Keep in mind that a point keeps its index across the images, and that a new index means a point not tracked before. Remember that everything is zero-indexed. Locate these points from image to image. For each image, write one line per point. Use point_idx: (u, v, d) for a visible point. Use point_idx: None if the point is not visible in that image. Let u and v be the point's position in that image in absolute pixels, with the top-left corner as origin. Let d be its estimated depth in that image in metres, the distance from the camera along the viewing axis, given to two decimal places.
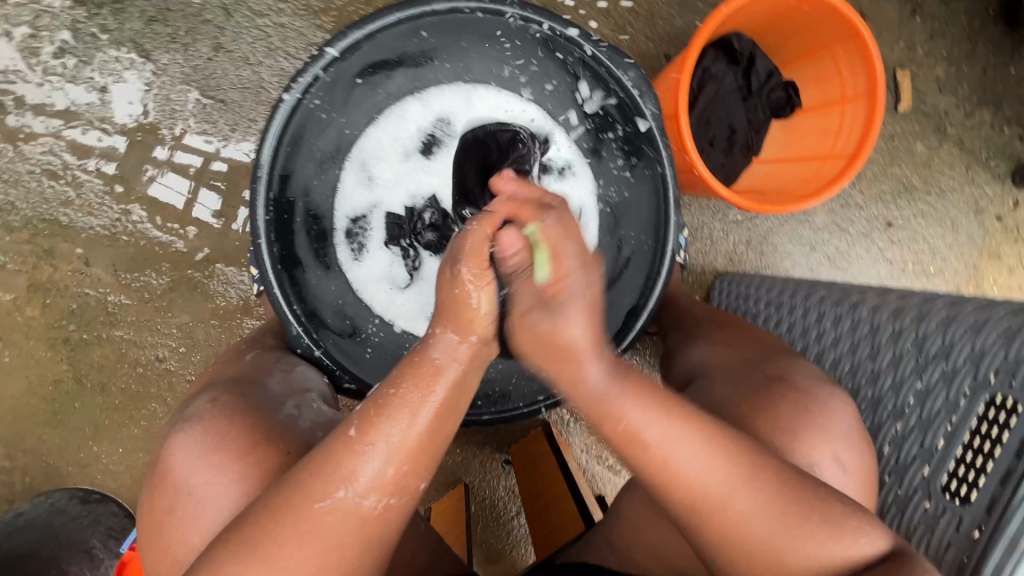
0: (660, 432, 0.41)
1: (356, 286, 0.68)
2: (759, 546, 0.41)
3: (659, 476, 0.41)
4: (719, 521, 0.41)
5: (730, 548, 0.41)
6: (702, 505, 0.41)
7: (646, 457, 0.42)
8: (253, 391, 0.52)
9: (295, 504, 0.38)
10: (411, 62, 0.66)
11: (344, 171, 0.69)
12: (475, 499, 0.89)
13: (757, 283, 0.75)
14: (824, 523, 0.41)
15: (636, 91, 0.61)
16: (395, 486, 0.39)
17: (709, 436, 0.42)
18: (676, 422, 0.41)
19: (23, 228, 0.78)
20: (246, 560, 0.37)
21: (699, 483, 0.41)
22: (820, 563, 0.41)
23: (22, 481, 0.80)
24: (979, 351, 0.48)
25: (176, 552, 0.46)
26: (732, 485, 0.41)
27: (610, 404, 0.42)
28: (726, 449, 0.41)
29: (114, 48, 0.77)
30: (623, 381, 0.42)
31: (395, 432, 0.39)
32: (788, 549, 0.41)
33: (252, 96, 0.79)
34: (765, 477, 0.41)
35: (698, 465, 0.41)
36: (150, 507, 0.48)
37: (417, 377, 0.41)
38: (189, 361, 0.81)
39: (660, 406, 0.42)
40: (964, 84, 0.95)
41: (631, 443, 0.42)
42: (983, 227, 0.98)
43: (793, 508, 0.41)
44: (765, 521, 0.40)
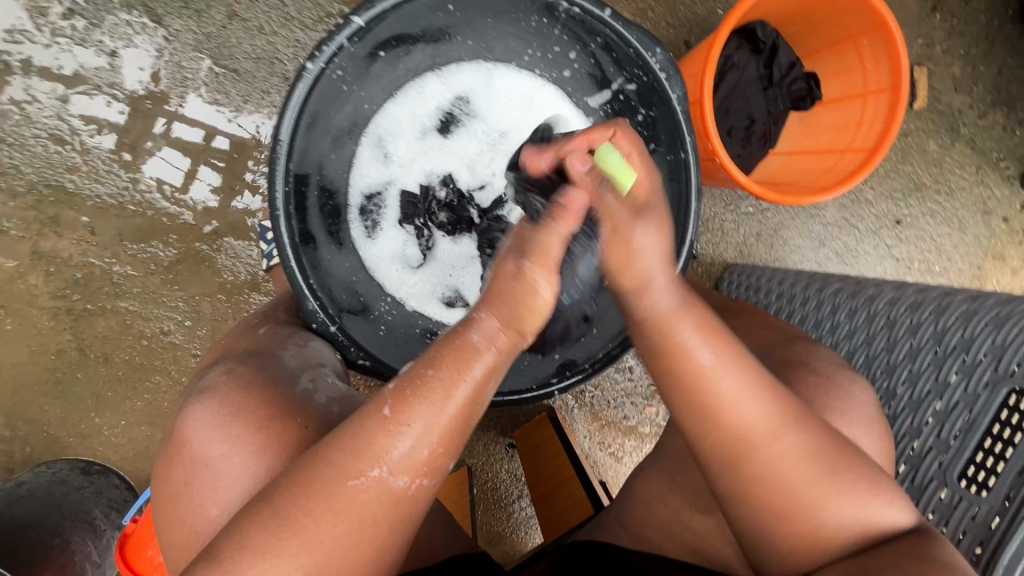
0: (712, 358, 0.42)
1: (368, 264, 0.68)
2: (788, 488, 0.42)
3: (707, 407, 0.42)
4: (757, 459, 0.42)
5: (764, 484, 0.42)
6: (743, 440, 0.41)
7: (695, 383, 0.42)
8: (270, 365, 0.51)
9: (329, 483, 0.38)
10: (432, 37, 0.65)
11: (360, 146, 0.68)
12: (477, 482, 0.90)
13: (769, 275, 0.77)
14: (851, 476, 0.42)
15: (663, 75, 0.60)
16: (428, 466, 0.39)
17: (761, 373, 0.42)
18: (731, 352, 0.42)
19: (28, 194, 0.77)
20: (281, 534, 0.37)
21: (745, 418, 0.41)
22: (851, 518, 0.42)
23: (21, 450, 0.79)
24: (999, 346, 0.49)
25: (191, 523, 0.45)
26: (778, 423, 0.41)
27: (670, 324, 0.42)
28: (776, 391, 0.42)
29: (125, 12, 0.75)
30: (687, 307, 0.43)
31: (429, 414, 0.39)
32: (813, 498, 0.41)
33: (266, 67, 0.77)
34: (807, 423, 0.42)
35: (749, 400, 0.41)
36: (166, 477, 0.47)
37: (458, 359, 0.39)
38: (195, 335, 0.80)
39: (720, 339, 0.42)
40: (979, 84, 0.95)
41: (685, 367, 0.42)
42: (989, 228, 0.99)
43: (827, 456, 0.42)
44: (804, 462, 0.41)
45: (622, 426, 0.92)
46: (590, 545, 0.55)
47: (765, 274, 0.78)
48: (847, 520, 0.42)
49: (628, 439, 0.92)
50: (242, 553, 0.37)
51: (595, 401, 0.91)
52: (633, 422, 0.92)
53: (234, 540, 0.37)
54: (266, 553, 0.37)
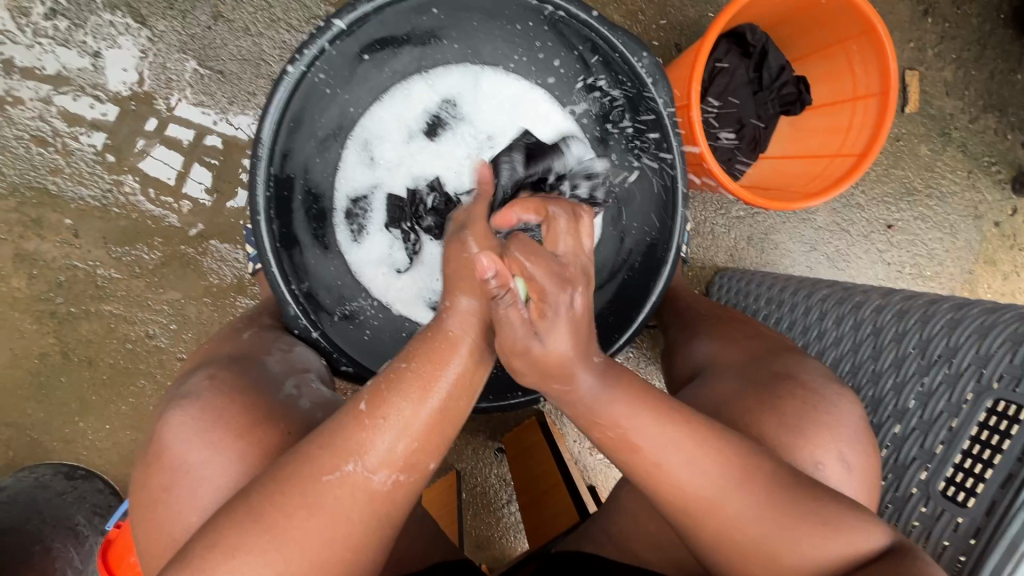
0: (648, 438, 0.41)
1: (354, 268, 0.67)
2: (749, 550, 0.41)
3: (656, 483, 0.42)
4: (715, 528, 0.41)
5: (724, 543, 0.41)
6: (692, 508, 0.41)
7: (638, 459, 0.41)
8: (252, 370, 0.51)
9: (304, 480, 0.37)
10: (418, 40, 0.65)
11: (345, 150, 0.67)
12: (466, 486, 0.89)
13: (759, 279, 0.77)
14: (817, 524, 0.41)
15: (648, 79, 0.60)
16: (406, 462, 0.39)
17: (704, 442, 0.41)
18: (667, 427, 0.41)
19: (10, 196, 0.76)
20: (251, 530, 0.36)
21: (692, 487, 0.41)
22: (823, 560, 0.41)
23: (4, 455, 0.78)
24: (984, 354, 0.49)
25: (169, 530, 0.44)
26: (728, 489, 0.41)
27: (600, 411, 0.41)
28: (723, 458, 0.41)
29: (109, 12, 0.74)
30: (618, 388, 0.41)
31: (405, 410, 0.39)
32: (775, 552, 0.41)
33: (252, 68, 0.77)
34: (757, 484, 0.41)
35: (694, 468, 0.41)
36: (143, 484, 0.47)
37: (433, 351, 0.40)
38: (180, 338, 0.79)
39: (655, 418, 0.41)
40: (970, 89, 0.95)
41: (623, 447, 0.42)
42: (981, 232, 0.98)
43: (784, 512, 0.41)
44: (757, 520, 0.41)
45: None
46: (578, 556, 0.54)
47: (755, 279, 0.77)
48: (816, 566, 0.41)
49: None
50: (210, 555, 0.36)
51: None
52: None
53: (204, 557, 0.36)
54: (236, 551, 0.36)
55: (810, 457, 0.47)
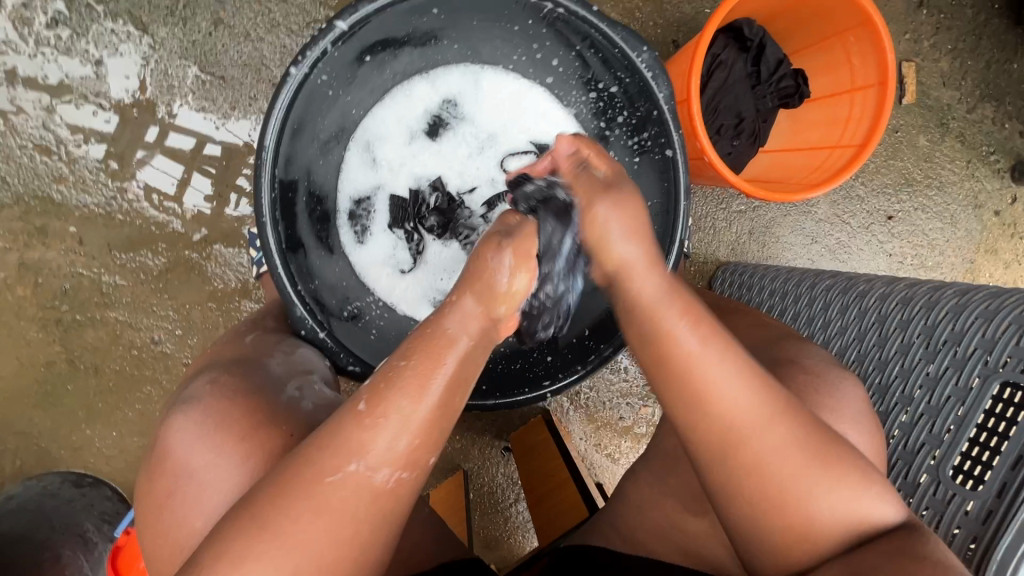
0: (699, 344, 0.42)
1: (358, 269, 0.67)
2: (783, 490, 0.41)
3: (705, 407, 0.41)
4: (755, 471, 0.41)
5: (753, 475, 0.41)
6: (734, 432, 0.41)
7: (683, 371, 0.42)
8: (256, 372, 0.51)
9: (305, 483, 0.37)
10: (419, 40, 0.65)
11: (348, 151, 0.67)
12: (473, 486, 0.89)
13: (761, 272, 0.77)
14: (844, 469, 0.41)
15: (648, 73, 0.60)
16: (407, 460, 0.39)
17: (752, 370, 0.42)
18: (719, 340, 0.42)
19: (14, 205, 0.76)
20: (255, 536, 0.36)
21: (738, 411, 0.41)
22: (839, 514, 0.41)
23: (12, 464, 0.78)
24: (990, 339, 0.49)
25: (174, 535, 0.44)
26: (768, 414, 0.41)
27: (658, 310, 0.43)
28: (769, 389, 0.42)
29: (110, 20, 0.75)
30: (678, 298, 0.43)
31: (405, 406, 0.39)
32: (802, 488, 0.41)
33: (253, 73, 0.77)
34: (797, 419, 0.42)
35: (739, 386, 0.41)
36: (149, 489, 0.47)
37: (429, 351, 0.40)
38: (186, 343, 0.80)
39: (709, 329, 0.42)
40: (967, 79, 0.96)
41: (674, 355, 0.42)
42: (981, 221, 0.99)
43: (818, 454, 0.41)
44: (792, 450, 0.41)
45: (618, 426, 0.91)
46: (585, 550, 0.54)
47: (756, 271, 0.78)
48: (838, 516, 0.41)
49: (624, 440, 0.91)
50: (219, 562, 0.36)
51: (590, 403, 0.90)
52: (629, 423, 0.91)
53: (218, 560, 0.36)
54: (243, 561, 0.36)
55: None
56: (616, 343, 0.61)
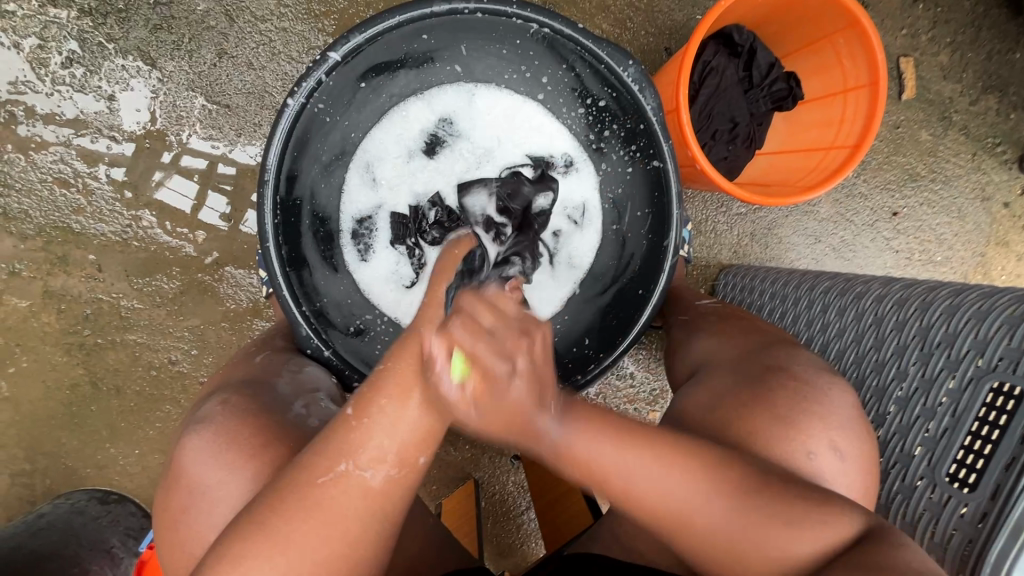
0: (608, 448, 0.42)
1: (363, 286, 0.69)
2: (717, 541, 0.42)
3: (623, 497, 0.43)
4: (688, 533, 0.43)
5: (701, 550, 0.43)
6: (671, 518, 0.43)
7: (612, 484, 0.43)
8: (264, 393, 0.53)
9: (301, 484, 0.39)
10: (413, 62, 0.67)
11: (349, 172, 0.69)
12: (484, 495, 0.91)
13: (762, 275, 0.78)
14: (787, 515, 0.42)
15: (635, 86, 0.62)
16: (398, 461, 0.39)
17: (655, 448, 0.43)
18: (614, 437, 0.42)
19: (36, 236, 0.80)
20: (256, 538, 0.38)
21: (663, 501, 0.42)
22: (801, 551, 0.41)
23: (43, 483, 0.82)
24: (983, 339, 0.49)
25: (190, 550, 0.46)
26: (691, 491, 0.42)
27: (564, 429, 0.41)
28: (680, 461, 0.43)
29: (120, 57, 0.78)
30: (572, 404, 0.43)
31: (388, 410, 0.39)
32: (746, 544, 0.42)
33: (256, 100, 0.80)
34: (717, 486, 0.43)
35: (655, 479, 0.42)
36: (165, 506, 0.49)
37: (405, 358, 0.39)
38: (201, 363, 0.83)
39: (601, 426, 0.42)
40: (968, 71, 0.95)
41: (593, 473, 0.42)
42: (990, 214, 0.97)
43: (751, 508, 0.42)
44: (725, 516, 0.42)
45: None
46: (583, 558, 0.55)
47: (758, 274, 0.78)
48: (789, 562, 0.42)
49: None
50: (221, 563, 0.38)
51: None
52: None
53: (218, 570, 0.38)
54: (242, 559, 0.38)
55: (801, 447, 0.48)
56: (614, 351, 0.64)
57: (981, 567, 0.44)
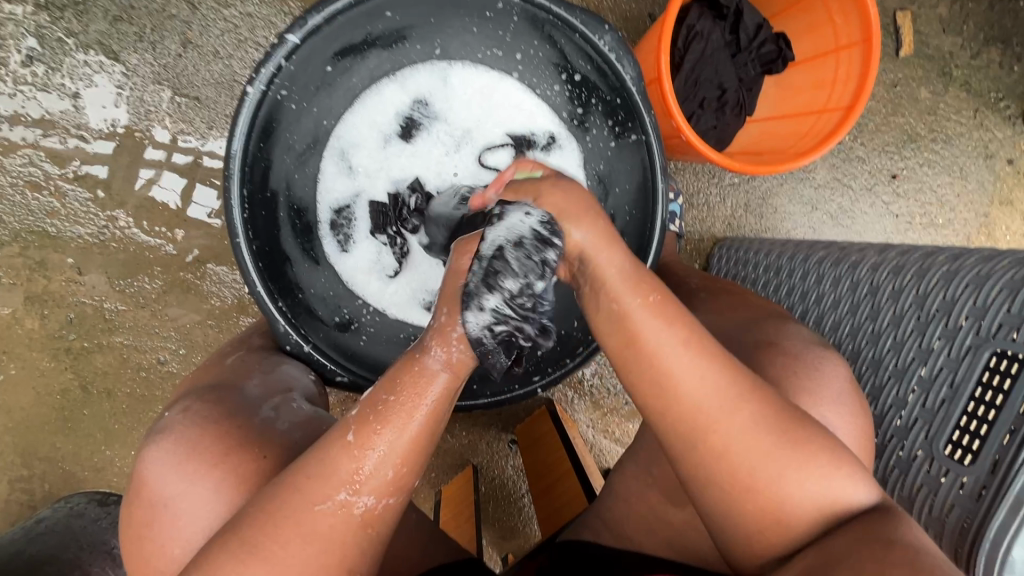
0: (665, 329, 0.42)
1: (345, 277, 0.67)
2: (742, 454, 0.41)
3: (661, 375, 0.41)
4: (713, 433, 0.41)
5: (724, 459, 0.41)
6: (701, 416, 0.41)
7: (652, 364, 0.42)
8: (233, 396, 0.52)
9: (296, 507, 0.38)
10: (383, 42, 0.64)
11: (324, 161, 0.66)
12: (484, 480, 0.90)
13: (754, 247, 0.75)
14: (813, 446, 0.41)
15: (612, 55, 0.59)
16: (394, 485, 0.40)
17: (722, 353, 0.42)
18: (682, 319, 0.42)
19: (12, 242, 0.78)
20: (247, 560, 0.37)
21: (700, 394, 0.41)
22: (811, 494, 0.41)
23: (41, 488, 0.82)
24: (981, 306, 0.47)
25: (156, 563, 0.46)
26: (736, 396, 0.41)
27: (616, 296, 0.43)
28: (733, 361, 0.42)
29: (82, 52, 0.76)
30: (638, 280, 0.43)
31: (391, 437, 0.40)
32: (769, 472, 0.41)
33: (226, 91, 0.78)
34: (772, 405, 0.42)
35: (705, 374, 0.41)
36: (128, 522, 0.48)
37: (409, 385, 0.41)
38: (190, 362, 0.82)
39: (664, 306, 0.42)
40: (969, 23, 0.90)
41: (640, 345, 0.42)
42: (993, 171, 0.94)
43: (790, 441, 0.41)
44: (762, 433, 0.41)
45: (623, 411, 0.91)
46: (574, 547, 0.54)
47: (750, 247, 0.76)
48: (810, 496, 0.41)
49: (630, 424, 0.91)
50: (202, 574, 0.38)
51: (594, 390, 0.90)
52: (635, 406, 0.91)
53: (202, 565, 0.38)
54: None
55: None
56: None
57: (978, 543, 0.43)
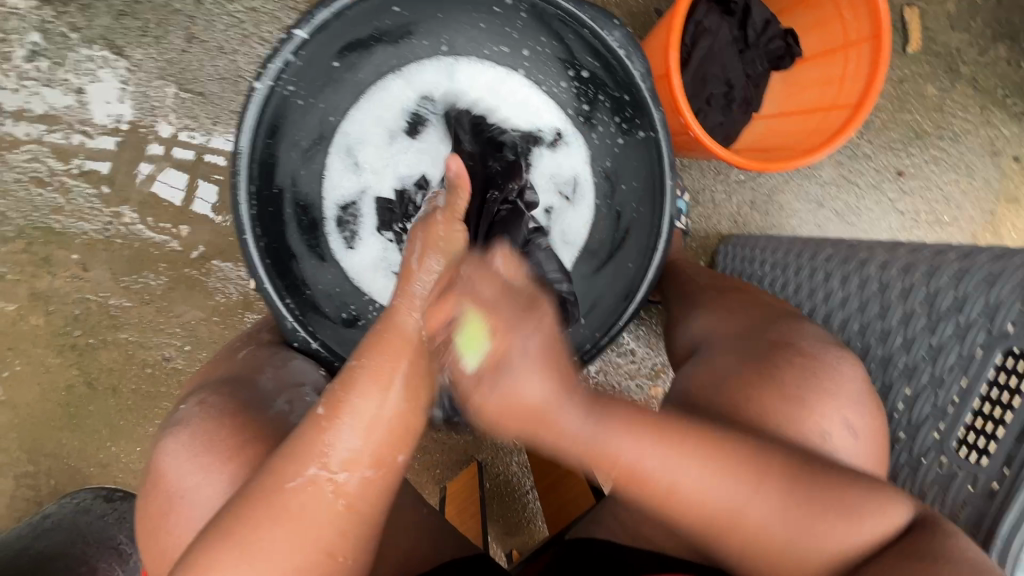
0: (645, 456, 0.42)
1: (351, 274, 0.67)
2: (770, 542, 0.42)
3: (670, 501, 0.42)
4: (740, 532, 0.42)
5: (757, 553, 0.42)
6: (720, 521, 0.42)
7: (658, 491, 0.42)
8: (246, 390, 0.52)
9: (269, 488, 0.38)
10: (389, 37, 0.63)
11: (329, 158, 0.66)
12: (489, 476, 0.90)
13: (761, 244, 0.75)
14: (829, 506, 0.42)
15: (621, 51, 0.58)
16: (370, 458, 0.39)
17: (706, 457, 0.42)
18: (655, 441, 0.42)
19: (17, 238, 0.78)
20: (227, 549, 0.36)
21: (712, 504, 0.42)
22: (850, 547, 0.41)
23: (46, 484, 0.81)
24: (993, 304, 0.47)
25: (169, 553, 0.46)
26: (736, 497, 0.42)
27: (596, 448, 0.42)
28: (718, 459, 0.42)
29: (86, 47, 0.75)
30: (600, 421, 0.43)
31: (364, 405, 0.40)
32: (802, 543, 0.42)
33: (231, 87, 0.77)
34: (769, 480, 0.42)
35: (705, 484, 0.42)
36: (145, 513, 0.48)
37: (381, 350, 0.41)
38: (196, 358, 0.82)
39: (637, 430, 0.43)
40: (977, 19, 0.90)
41: (637, 483, 0.43)
42: (1000, 169, 0.93)
43: (807, 504, 0.41)
44: (779, 514, 0.41)
45: None
46: (585, 544, 0.55)
47: (757, 244, 0.76)
48: (849, 552, 0.41)
49: None
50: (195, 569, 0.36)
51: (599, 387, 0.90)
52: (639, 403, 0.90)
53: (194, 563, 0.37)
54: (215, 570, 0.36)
55: (805, 424, 0.47)
56: (612, 331, 0.61)
57: (993, 539, 0.43)
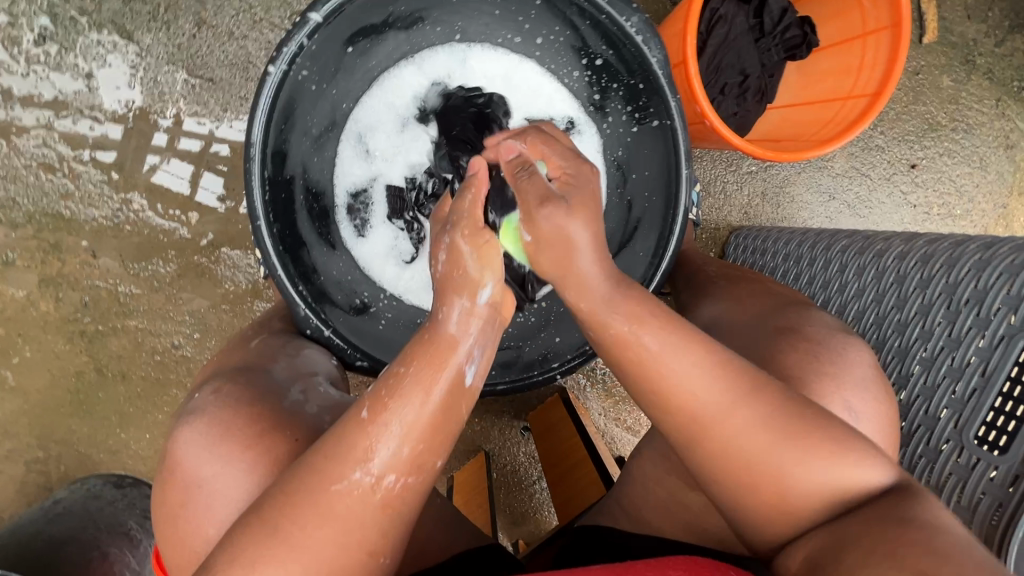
0: (657, 343, 0.41)
1: (362, 262, 0.66)
2: (750, 454, 0.40)
3: (652, 383, 0.42)
4: (711, 437, 0.41)
5: (726, 455, 0.41)
6: (701, 416, 0.41)
7: (648, 375, 0.42)
8: (260, 378, 0.52)
9: (314, 490, 0.37)
10: (402, 23, 0.63)
11: (341, 145, 0.66)
12: (496, 466, 0.91)
13: (775, 236, 0.75)
14: (821, 441, 0.41)
15: (639, 38, 0.57)
16: (414, 464, 0.39)
17: (709, 349, 0.41)
18: (670, 328, 0.42)
19: (27, 224, 0.78)
20: (270, 546, 0.36)
21: (700, 400, 0.41)
22: (828, 484, 0.40)
23: (57, 469, 0.82)
24: (1015, 296, 0.46)
25: (189, 543, 0.46)
26: (731, 398, 0.41)
27: (605, 314, 0.42)
28: (727, 365, 0.41)
29: (95, 31, 0.75)
30: (626, 296, 0.42)
31: (409, 411, 0.39)
32: (779, 463, 0.40)
33: (241, 73, 0.77)
34: (771, 397, 0.41)
35: (700, 376, 0.41)
36: (162, 502, 0.48)
37: (427, 354, 0.40)
38: (204, 346, 0.82)
39: (662, 321, 0.42)
40: (994, 10, 0.88)
41: (634, 358, 0.42)
42: (1014, 163, 0.93)
43: (792, 426, 0.41)
44: (763, 429, 0.40)
45: None
46: (596, 532, 0.54)
47: (771, 236, 0.75)
48: (827, 490, 0.40)
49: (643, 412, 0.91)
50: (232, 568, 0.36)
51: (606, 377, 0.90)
52: None
53: (225, 553, 0.37)
54: (258, 564, 0.36)
55: None
56: None
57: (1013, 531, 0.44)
